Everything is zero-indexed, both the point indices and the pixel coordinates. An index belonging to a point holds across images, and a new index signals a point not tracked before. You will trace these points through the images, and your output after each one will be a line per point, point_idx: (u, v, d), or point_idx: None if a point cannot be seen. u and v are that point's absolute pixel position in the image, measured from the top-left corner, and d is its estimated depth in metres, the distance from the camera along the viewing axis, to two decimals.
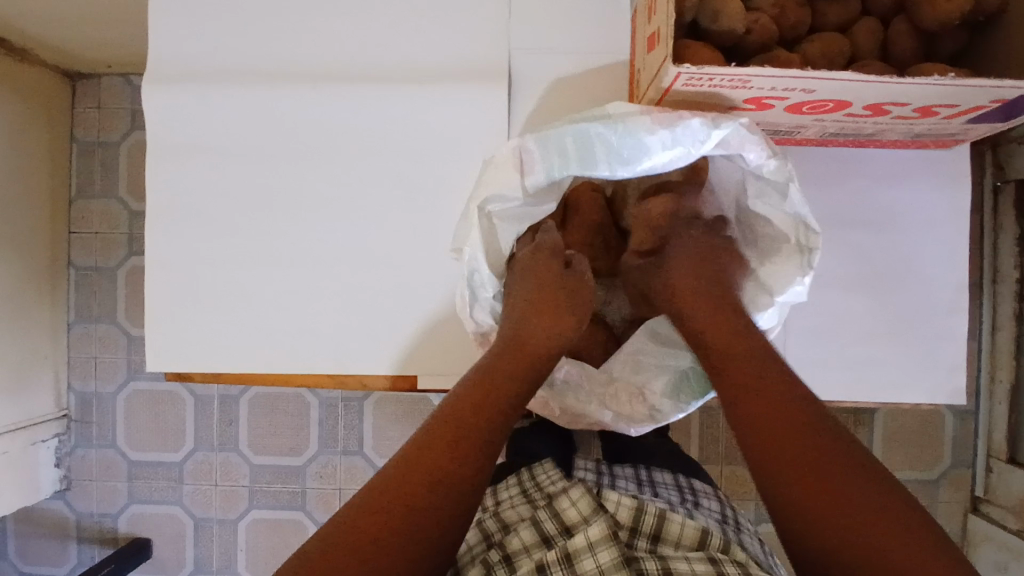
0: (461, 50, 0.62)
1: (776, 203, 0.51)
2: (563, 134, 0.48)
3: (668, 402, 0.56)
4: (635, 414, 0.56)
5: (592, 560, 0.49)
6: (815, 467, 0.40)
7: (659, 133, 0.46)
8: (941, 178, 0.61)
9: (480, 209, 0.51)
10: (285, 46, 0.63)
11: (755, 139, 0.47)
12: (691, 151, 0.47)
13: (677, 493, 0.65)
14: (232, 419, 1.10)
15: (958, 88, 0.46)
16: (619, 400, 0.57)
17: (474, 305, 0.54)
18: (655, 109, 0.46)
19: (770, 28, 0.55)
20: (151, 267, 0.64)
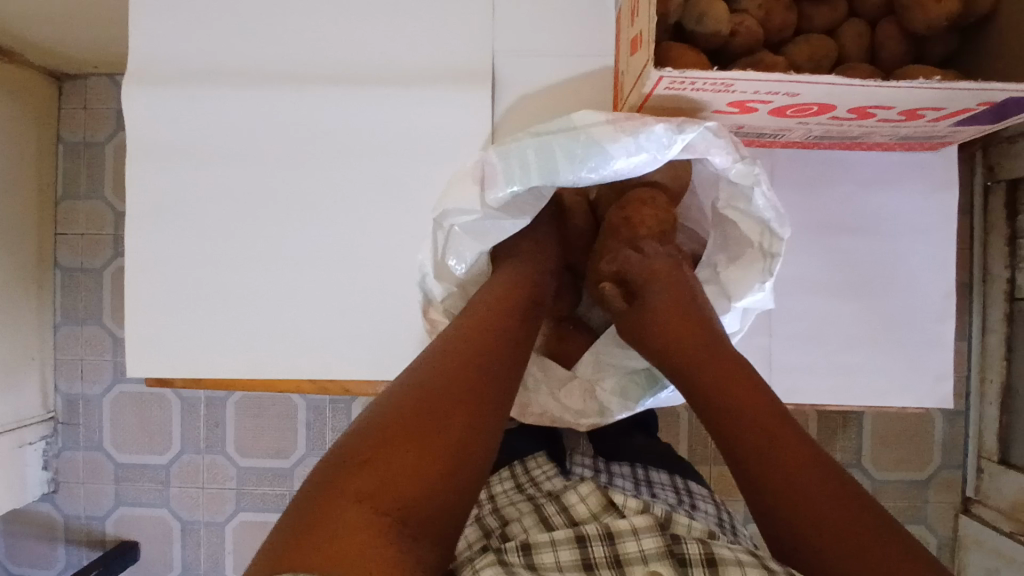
0: (446, 51, 0.61)
1: (745, 209, 0.51)
2: (525, 147, 0.48)
3: (616, 400, 0.58)
4: (585, 411, 0.59)
5: (634, 542, 0.46)
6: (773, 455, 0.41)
7: (622, 140, 0.47)
8: (927, 183, 0.61)
9: (441, 218, 0.52)
10: (267, 46, 0.62)
11: (721, 143, 0.48)
12: (656, 155, 0.48)
13: (675, 495, 0.63)
14: (220, 422, 1.09)
15: (945, 91, 0.46)
16: (572, 396, 0.59)
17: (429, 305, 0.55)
18: (620, 116, 0.47)
19: (755, 30, 0.54)
20: (132, 270, 0.63)
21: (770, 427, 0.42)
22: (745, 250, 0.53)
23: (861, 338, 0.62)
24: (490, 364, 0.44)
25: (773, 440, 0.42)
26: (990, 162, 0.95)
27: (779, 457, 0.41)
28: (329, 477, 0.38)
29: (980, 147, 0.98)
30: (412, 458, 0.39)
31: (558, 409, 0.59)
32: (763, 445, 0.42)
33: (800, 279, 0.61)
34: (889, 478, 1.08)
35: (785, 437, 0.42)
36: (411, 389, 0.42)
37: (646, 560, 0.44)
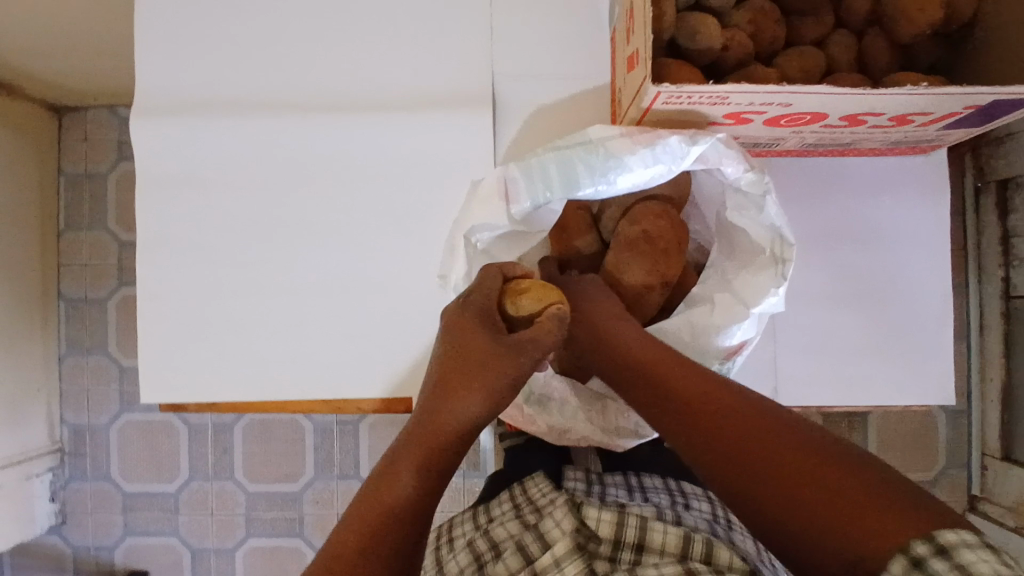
0: (446, 74, 0.63)
1: (755, 216, 0.52)
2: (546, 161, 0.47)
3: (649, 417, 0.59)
4: (619, 433, 0.59)
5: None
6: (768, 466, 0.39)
7: (639, 153, 0.47)
8: (921, 187, 0.62)
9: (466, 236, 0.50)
10: (271, 75, 0.63)
11: (732, 154, 0.49)
12: (671, 167, 0.48)
13: (668, 497, 0.64)
14: (227, 447, 1.09)
15: (933, 96, 0.47)
16: (606, 415, 0.59)
17: None
18: (634, 130, 0.48)
19: (746, 44, 0.56)
20: (143, 299, 0.64)
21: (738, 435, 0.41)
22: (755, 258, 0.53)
23: (861, 342, 0.63)
24: (461, 427, 0.44)
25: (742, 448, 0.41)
26: (980, 164, 0.97)
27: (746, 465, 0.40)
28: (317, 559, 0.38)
29: (970, 149, 1.00)
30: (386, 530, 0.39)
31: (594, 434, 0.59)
32: (726, 455, 0.41)
33: (799, 285, 0.63)
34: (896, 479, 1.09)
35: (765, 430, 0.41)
36: (387, 467, 0.42)
37: (559, 565, 0.49)
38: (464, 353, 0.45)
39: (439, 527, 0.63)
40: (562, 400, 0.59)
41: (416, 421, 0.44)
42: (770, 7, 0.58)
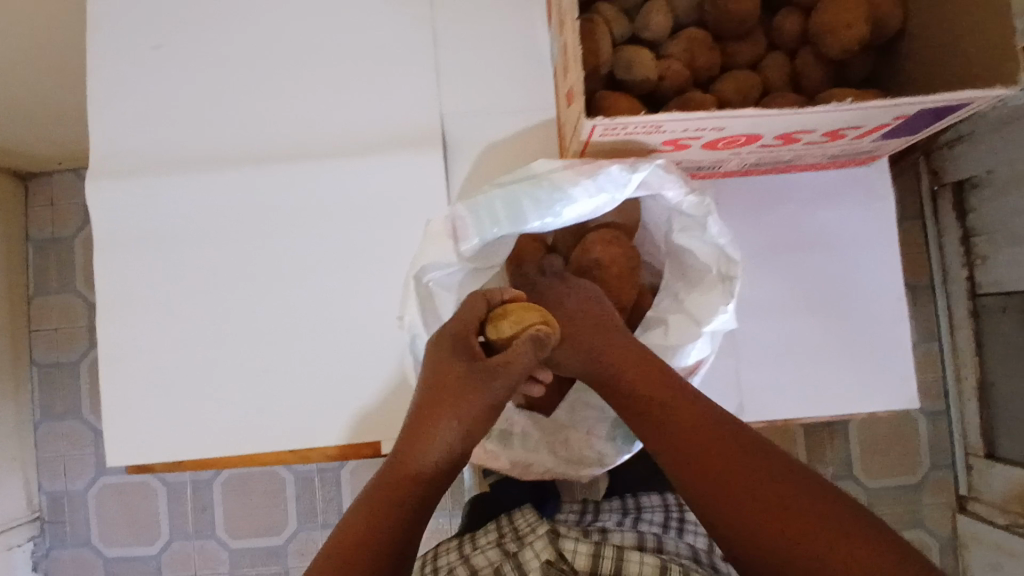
0: (395, 119, 0.64)
1: (699, 237, 0.53)
2: (492, 198, 0.47)
3: (611, 445, 0.59)
4: (581, 462, 0.59)
5: None
6: (756, 508, 0.41)
7: (582, 183, 0.48)
8: (867, 195, 0.64)
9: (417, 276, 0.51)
10: (223, 130, 0.64)
11: (672, 178, 0.50)
12: (614, 195, 0.49)
13: (662, 516, 0.66)
14: (207, 504, 1.07)
15: (858, 111, 0.49)
16: (569, 446, 0.59)
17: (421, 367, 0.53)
18: (576, 162, 0.48)
19: (683, 72, 0.58)
20: (105, 360, 0.63)
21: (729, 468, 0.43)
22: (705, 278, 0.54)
23: (825, 351, 0.63)
24: (431, 454, 0.46)
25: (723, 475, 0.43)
26: (934, 168, 1.02)
27: (723, 492, 0.42)
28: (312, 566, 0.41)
29: (922, 155, 1.05)
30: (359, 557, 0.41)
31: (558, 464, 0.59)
32: (709, 476, 0.43)
33: (759, 299, 0.64)
34: (882, 485, 1.10)
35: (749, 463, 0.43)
36: (379, 484, 0.45)
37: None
38: (447, 373, 0.48)
39: (425, 553, 0.61)
40: (524, 433, 0.59)
41: (394, 453, 0.46)
42: (703, 34, 0.60)
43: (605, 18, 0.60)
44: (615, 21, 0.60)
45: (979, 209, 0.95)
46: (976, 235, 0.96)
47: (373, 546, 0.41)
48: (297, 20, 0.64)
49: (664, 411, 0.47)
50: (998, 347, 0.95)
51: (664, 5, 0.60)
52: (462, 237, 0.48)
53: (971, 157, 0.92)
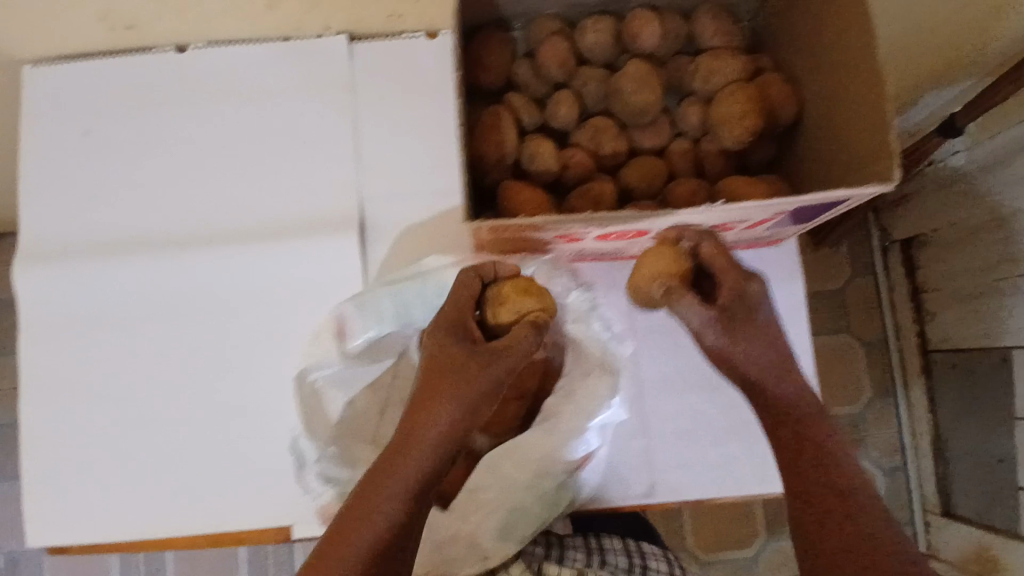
0: (319, 204, 0.66)
1: (585, 329, 0.59)
2: (381, 300, 0.56)
3: (497, 542, 0.57)
4: (466, 562, 0.57)
5: None
6: (839, 507, 0.49)
7: (467, 283, 0.52)
8: (776, 274, 0.66)
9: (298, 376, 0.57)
10: (152, 214, 0.66)
11: None
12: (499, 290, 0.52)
13: (627, 562, 0.60)
14: (158, 568, 1.07)
15: (736, 210, 0.50)
16: (453, 544, 0.58)
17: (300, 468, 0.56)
18: (466, 260, 0.52)
19: (586, 162, 0.61)
20: (28, 444, 0.64)
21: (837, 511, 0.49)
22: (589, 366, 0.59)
23: (739, 429, 0.64)
24: (430, 447, 0.46)
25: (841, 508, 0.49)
26: (884, 226, 1.10)
27: (830, 527, 0.49)
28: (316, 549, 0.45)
29: (872, 216, 1.13)
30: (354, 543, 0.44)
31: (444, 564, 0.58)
32: (813, 512, 0.49)
33: (673, 378, 0.65)
34: None
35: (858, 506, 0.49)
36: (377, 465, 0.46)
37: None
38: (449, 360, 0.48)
39: None
40: None
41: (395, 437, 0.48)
42: (609, 123, 0.62)
43: (514, 108, 0.62)
44: (524, 111, 0.62)
45: (928, 265, 1.03)
46: (927, 290, 1.04)
47: (367, 536, 0.44)
48: (226, 109, 0.67)
49: (790, 427, 0.52)
50: (949, 405, 1.03)
51: (570, 96, 0.62)
52: (347, 337, 0.56)
53: (914, 221, 1.03)
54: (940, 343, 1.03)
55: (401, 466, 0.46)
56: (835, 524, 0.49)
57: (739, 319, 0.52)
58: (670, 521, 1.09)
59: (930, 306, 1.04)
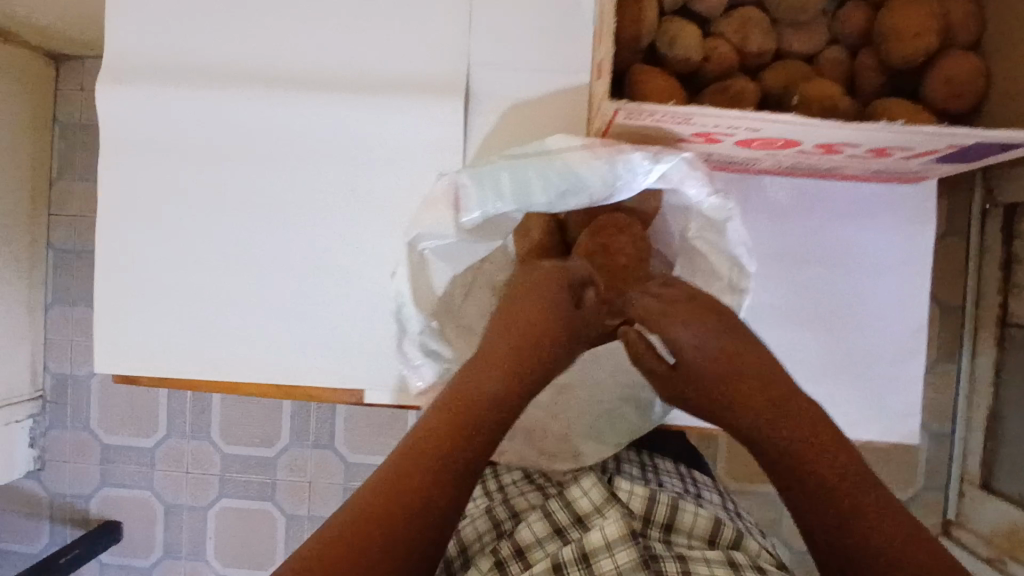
0: (420, 62, 0.61)
1: (714, 242, 0.53)
2: (500, 169, 0.50)
3: (589, 444, 0.64)
4: (559, 456, 0.64)
5: (609, 560, 0.55)
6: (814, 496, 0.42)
7: (597, 166, 0.48)
8: (903, 217, 0.61)
9: (410, 246, 0.54)
10: (241, 46, 0.63)
11: (697, 175, 0.50)
12: (634, 183, 0.49)
13: (680, 483, 0.70)
14: (205, 408, 1.21)
15: (909, 134, 0.45)
16: (546, 441, 0.64)
17: (403, 336, 0.59)
18: (596, 142, 0.48)
19: (730, 56, 0.53)
20: (104, 265, 0.65)
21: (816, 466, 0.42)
22: (718, 285, 0.54)
23: (833, 374, 0.62)
24: (476, 427, 0.44)
25: (820, 477, 0.42)
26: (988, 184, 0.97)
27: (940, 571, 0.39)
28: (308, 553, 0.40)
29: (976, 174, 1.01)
30: (369, 540, 0.40)
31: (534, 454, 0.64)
32: (914, 556, 0.40)
33: (779, 311, 0.61)
34: None
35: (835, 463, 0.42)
36: (393, 463, 0.43)
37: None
38: (521, 335, 0.47)
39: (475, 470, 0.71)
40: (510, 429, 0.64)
41: (411, 440, 0.44)
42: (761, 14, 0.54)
43: None
44: None
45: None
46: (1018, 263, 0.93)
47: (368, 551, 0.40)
48: None
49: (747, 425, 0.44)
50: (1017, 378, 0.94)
51: None
52: (461, 206, 0.52)
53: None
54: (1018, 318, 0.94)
55: (448, 434, 0.44)
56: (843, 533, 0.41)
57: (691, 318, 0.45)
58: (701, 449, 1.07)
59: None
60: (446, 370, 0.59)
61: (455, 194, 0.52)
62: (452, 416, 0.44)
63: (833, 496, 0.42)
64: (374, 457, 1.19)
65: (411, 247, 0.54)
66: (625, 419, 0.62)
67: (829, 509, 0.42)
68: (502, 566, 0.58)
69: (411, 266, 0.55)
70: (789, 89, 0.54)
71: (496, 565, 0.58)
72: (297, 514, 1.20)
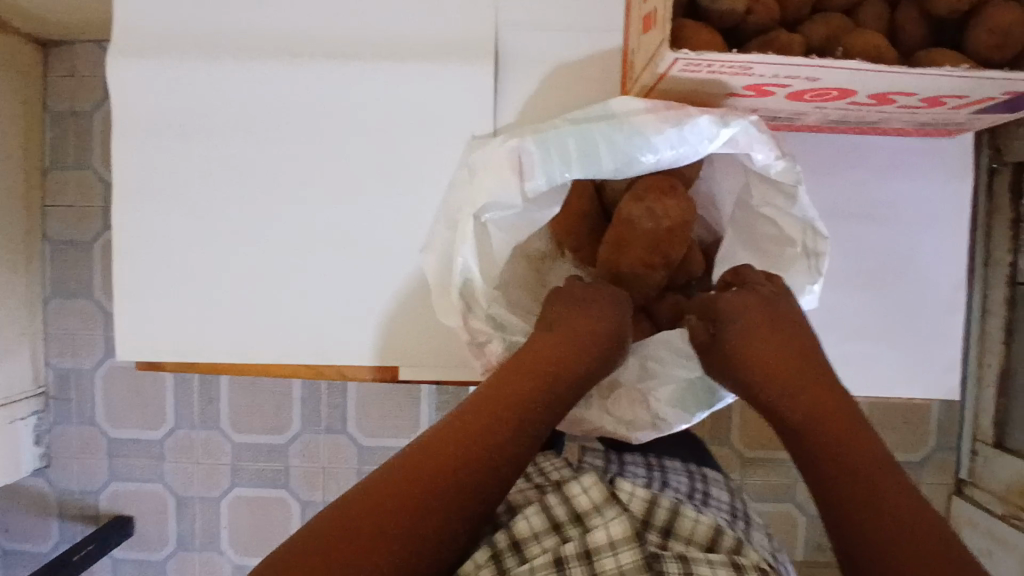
0: (445, 26, 0.59)
1: (784, 207, 0.56)
2: (565, 135, 0.52)
3: (673, 410, 0.60)
4: (640, 423, 0.60)
5: (612, 558, 0.51)
6: (858, 468, 0.45)
7: (666, 132, 0.51)
8: (946, 170, 0.61)
9: (476, 217, 0.54)
10: (255, 14, 0.60)
11: (762, 138, 0.52)
12: (698, 147, 0.52)
13: (687, 482, 0.68)
14: (213, 397, 1.16)
15: (969, 80, 0.44)
16: (621, 406, 0.60)
17: (467, 312, 0.56)
18: (660, 107, 0.50)
19: (773, 8, 0.51)
20: (122, 250, 0.62)
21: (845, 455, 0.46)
22: (791, 251, 0.57)
23: (873, 330, 0.63)
24: (518, 419, 0.48)
25: (848, 465, 0.46)
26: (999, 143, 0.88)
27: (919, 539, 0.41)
28: (352, 504, 0.42)
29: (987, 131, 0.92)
30: (417, 504, 0.43)
31: (613, 423, 0.61)
32: (895, 520, 0.42)
33: None
34: None
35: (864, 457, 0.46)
36: (444, 433, 0.47)
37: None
38: (566, 341, 0.52)
39: None
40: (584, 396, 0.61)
41: (459, 418, 0.48)
42: None
43: None
44: None
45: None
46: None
47: (418, 510, 0.42)
48: None
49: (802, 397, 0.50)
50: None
51: None
52: (527, 172, 0.53)
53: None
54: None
55: (496, 419, 0.47)
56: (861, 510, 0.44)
57: (751, 296, 0.54)
58: (723, 418, 1.06)
59: None
60: (515, 342, 0.57)
61: (517, 159, 0.53)
62: (501, 407, 0.48)
63: (857, 479, 0.45)
64: (388, 439, 1.16)
65: (474, 218, 0.54)
66: (706, 386, 0.59)
67: (849, 489, 0.45)
68: (498, 558, 0.52)
69: (475, 235, 0.55)
70: (833, 41, 0.52)
71: (494, 555, 0.53)
72: (313, 500, 1.17)
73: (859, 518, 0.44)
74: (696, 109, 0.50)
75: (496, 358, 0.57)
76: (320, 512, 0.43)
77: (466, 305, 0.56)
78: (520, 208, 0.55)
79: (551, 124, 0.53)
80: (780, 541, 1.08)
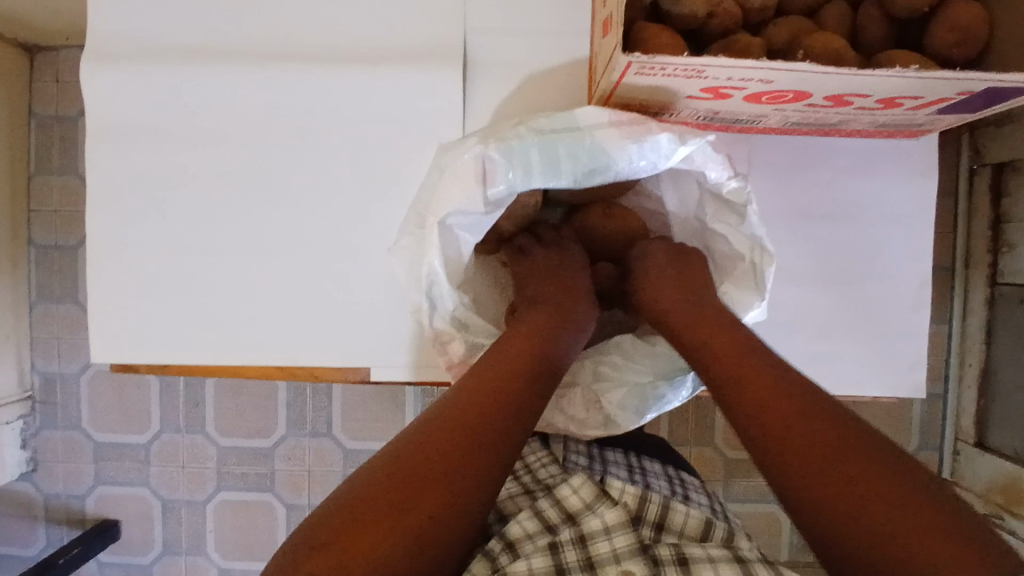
0: (415, 32, 0.60)
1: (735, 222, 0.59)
2: (529, 145, 0.54)
3: (623, 414, 0.62)
4: (591, 423, 0.63)
5: (606, 543, 0.51)
6: (832, 445, 0.41)
7: (627, 146, 0.53)
8: (908, 170, 0.62)
9: (441, 224, 0.55)
10: (227, 19, 0.61)
11: (716, 159, 0.56)
12: (657, 162, 0.55)
13: (666, 484, 0.68)
14: (198, 401, 1.17)
15: (921, 80, 0.45)
16: (576, 405, 0.63)
17: (432, 313, 0.58)
18: (624, 121, 0.53)
19: (734, 11, 0.51)
20: (95, 254, 0.63)
21: (792, 428, 0.43)
22: (736, 262, 0.60)
23: (840, 328, 0.64)
24: (513, 413, 0.47)
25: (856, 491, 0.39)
26: (977, 145, 0.90)
27: (915, 526, 0.37)
28: (348, 512, 0.40)
29: (968, 131, 0.94)
30: (420, 504, 0.40)
31: (564, 420, 0.63)
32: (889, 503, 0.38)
33: (786, 270, 0.64)
34: None
35: (872, 460, 0.40)
36: (441, 430, 0.44)
37: (617, 560, 0.50)
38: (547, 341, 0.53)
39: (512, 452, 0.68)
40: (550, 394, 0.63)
41: (461, 414, 0.46)
42: None
43: None
44: None
45: (1016, 197, 0.86)
46: (1008, 222, 0.88)
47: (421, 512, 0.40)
48: None
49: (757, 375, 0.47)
50: (1009, 340, 0.89)
51: None
52: (490, 181, 0.54)
53: (1009, 144, 0.83)
54: (1010, 277, 0.88)
55: (491, 414, 0.46)
56: (859, 496, 0.39)
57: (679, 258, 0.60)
58: (704, 418, 1.07)
59: (1010, 238, 0.88)
60: (477, 344, 0.60)
61: (482, 167, 0.54)
62: (489, 406, 0.47)
63: (836, 452, 0.41)
64: (372, 443, 1.15)
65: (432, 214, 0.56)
66: (655, 395, 0.62)
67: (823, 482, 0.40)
68: (491, 557, 0.53)
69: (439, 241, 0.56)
70: (795, 43, 0.52)
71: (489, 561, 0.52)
72: (297, 503, 1.17)
73: (882, 522, 0.37)
74: (659, 126, 0.53)
75: (458, 357, 0.60)
76: (311, 526, 0.40)
77: (431, 307, 0.58)
78: (485, 215, 0.56)
79: (513, 131, 0.54)
80: (763, 540, 1.08)
